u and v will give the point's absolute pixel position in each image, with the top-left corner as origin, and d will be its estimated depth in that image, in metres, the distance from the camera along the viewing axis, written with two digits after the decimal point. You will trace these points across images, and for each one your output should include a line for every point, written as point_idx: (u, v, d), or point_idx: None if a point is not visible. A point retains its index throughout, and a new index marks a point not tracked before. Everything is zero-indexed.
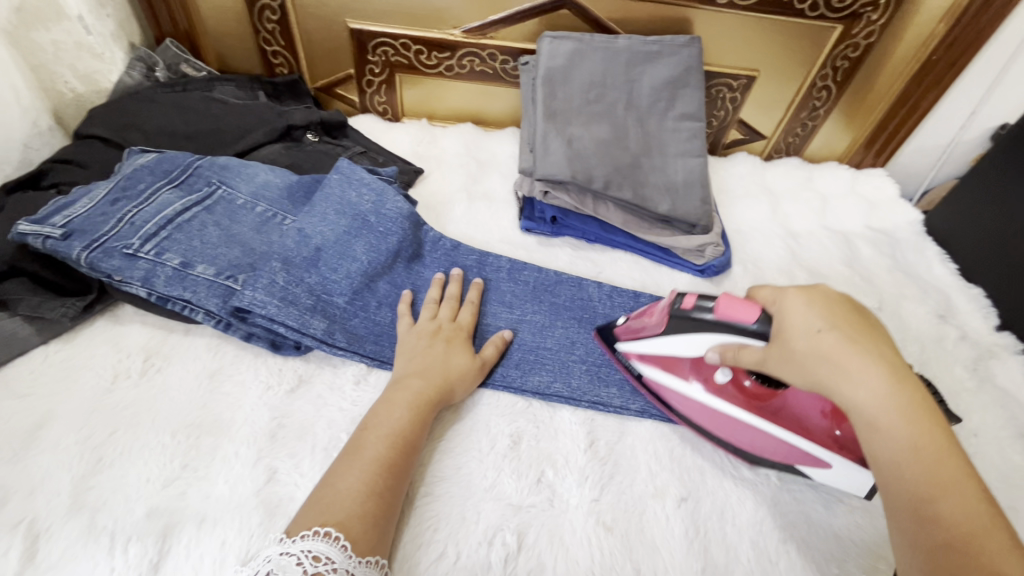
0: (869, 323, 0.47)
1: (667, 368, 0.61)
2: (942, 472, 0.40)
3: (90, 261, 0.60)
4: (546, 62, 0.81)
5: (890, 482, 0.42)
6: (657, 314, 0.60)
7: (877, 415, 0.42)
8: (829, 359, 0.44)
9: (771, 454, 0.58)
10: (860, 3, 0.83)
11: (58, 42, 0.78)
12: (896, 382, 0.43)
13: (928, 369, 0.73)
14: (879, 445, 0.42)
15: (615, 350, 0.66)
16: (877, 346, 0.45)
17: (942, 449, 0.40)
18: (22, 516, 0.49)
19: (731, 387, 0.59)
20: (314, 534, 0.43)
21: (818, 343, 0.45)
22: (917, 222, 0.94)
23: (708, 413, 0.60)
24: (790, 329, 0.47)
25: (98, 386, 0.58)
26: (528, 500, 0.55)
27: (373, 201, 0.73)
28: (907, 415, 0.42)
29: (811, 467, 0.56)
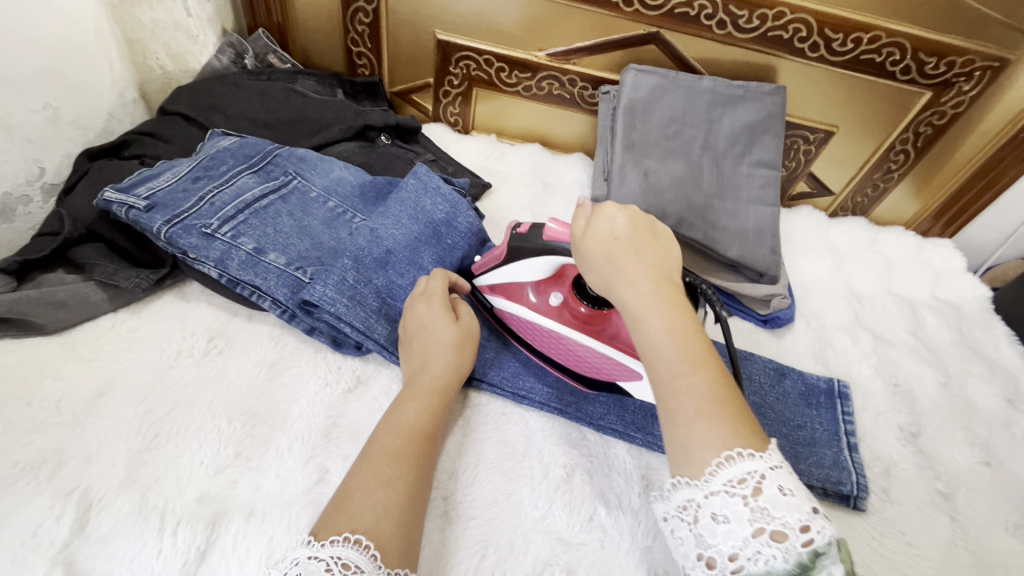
0: (652, 233, 0.49)
1: (512, 297, 0.65)
2: (692, 351, 0.41)
3: (170, 235, 0.61)
4: (629, 94, 0.81)
5: (651, 368, 0.42)
6: (501, 244, 0.63)
7: (641, 306, 0.44)
8: (612, 257, 0.46)
9: (601, 373, 0.60)
10: (954, 72, 0.82)
11: (157, 20, 0.82)
12: (662, 281, 0.45)
13: (996, 455, 0.69)
14: (644, 334, 0.43)
15: (472, 288, 0.70)
16: (653, 252, 0.47)
17: (696, 334, 0.42)
18: (76, 483, 0.48)
19: (566, 311, 0.63)
20: (344, 540, 0.40)
21: (611, 246, 0.47)
22: (984, 298, 0.91)
23: (545, 335, 0.63)
24: (591, 232, 0.48)
25: (161, 361, 0.58)
26: (579, 537, 0.53)
27: (446, 211, 0.72)
28: (670, 306, 0.43)
29: (628, 380, 0.58)
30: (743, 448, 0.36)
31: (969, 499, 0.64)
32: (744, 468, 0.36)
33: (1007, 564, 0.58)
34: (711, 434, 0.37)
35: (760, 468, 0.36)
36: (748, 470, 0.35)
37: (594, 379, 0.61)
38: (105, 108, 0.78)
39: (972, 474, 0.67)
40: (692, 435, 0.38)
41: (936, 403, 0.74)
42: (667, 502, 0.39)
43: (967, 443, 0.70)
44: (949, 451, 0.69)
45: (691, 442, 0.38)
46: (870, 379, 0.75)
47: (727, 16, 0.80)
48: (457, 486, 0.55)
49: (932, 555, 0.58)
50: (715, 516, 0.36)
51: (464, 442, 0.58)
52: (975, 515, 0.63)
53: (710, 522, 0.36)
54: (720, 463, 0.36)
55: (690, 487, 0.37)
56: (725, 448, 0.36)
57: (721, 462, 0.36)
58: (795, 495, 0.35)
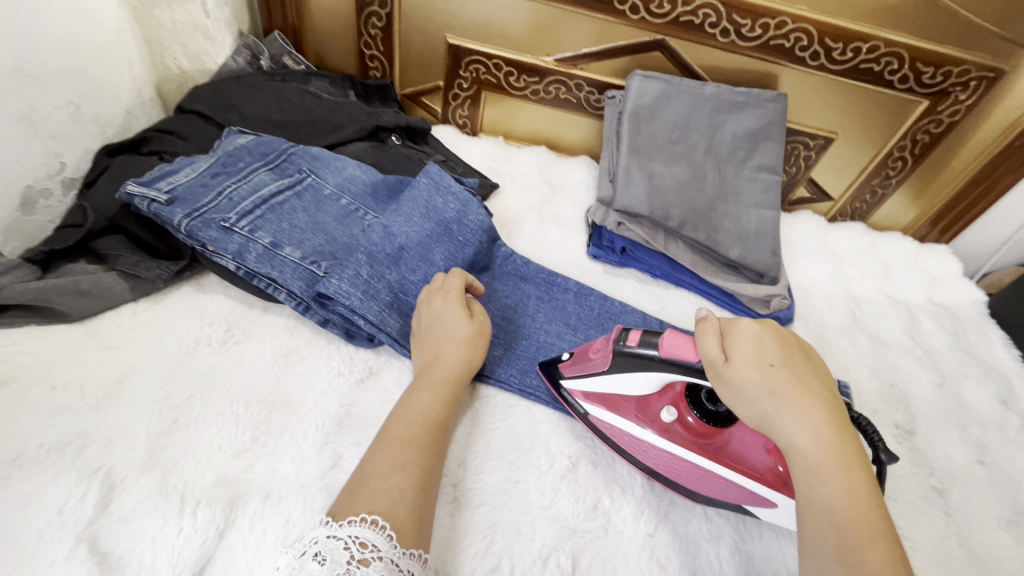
0: (807, 362, 0.47)
1: (613, 408, 0.58)
2: (868, 517, 0.40)
3: (190, 228, 0.63)
4: (634, 99, 0.83)
5: (821, 527, 0.41)
6: (600, 352, 0.56)
7: (817, 459, 0.42)
8: (776, 393, 0.43)
9: (726, 496, 0.55)
10: (950, 82, 0.84)
11: (177, 21, 0.84)
12: (837, 428, 0.43)
13: (989, 454, 0.71)
14: (816, 489, 0.41)
15: (559, 388, 0.62)
16: (821, 388, 0.45)
17: (871, 498, 0.41)
18: (100, 464, 0.50)
19: (679, 427, 0.56)
20: (360, 521, 0.42)
21: (773, 378, 0.44)
22: (979, 303, 0.93)
23: (657, 455, 0.56)
24: (743, 360, 0.45)
25: (180, 349, 0.60)
26: (583, 524, 0.55)
27: (456, 210, 0.75)
28: (846, 463, 0.41)
29: (756, 506, 0.54)
30: None
31: (962, 495, 0.66)
32: None
33: (998, 557, 0.60)
34: None
35: None
36: None
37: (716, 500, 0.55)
38: (124, 105, 0.81)
39: (966, 472, 0.68)
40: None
41: (931, 403, 0.76)
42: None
43: (961, 441, 0.72)
44: (944, 449, 0.71)
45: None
46: (867, 379, 0.77)
47: (731, 24, 0.82)
48: (466, 474, 0.56)
49: (926, 548, 0.59)
50: None
51: (472, 432, 0.60)
52: (968, 511, 0.64)
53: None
54: None
55: None
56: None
57: None
58: None
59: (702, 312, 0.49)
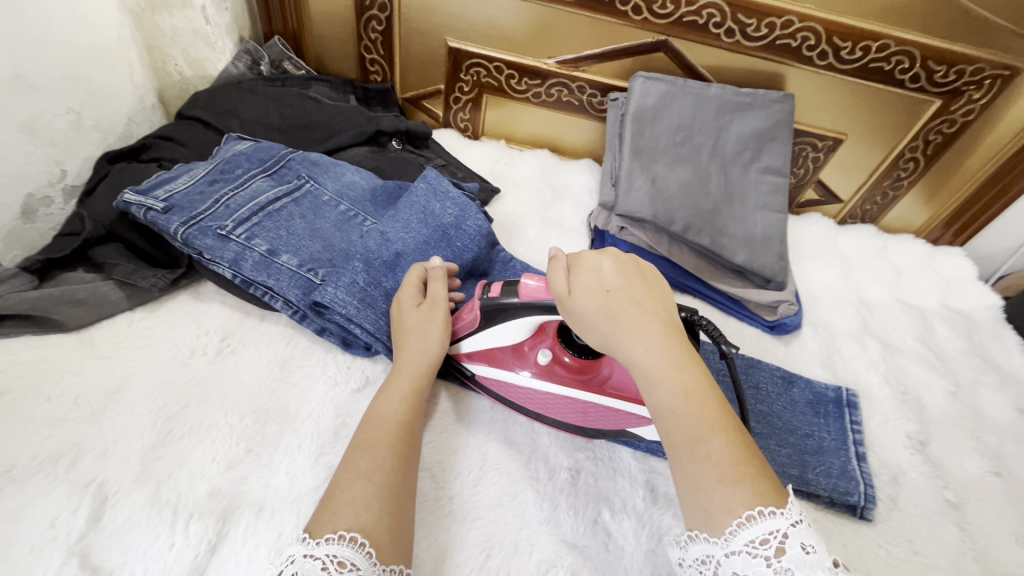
0: (640, 277, 0.49)
1: (495, 362, 0.61)
2: (709, 412, 0.42)
3: (186, 236, 0.62)
4: (638, 101, 0.82)
5: (667, 432, 0.43)
6: (472, 311, 0.59)
7: (652, 367, 0.44)
8: (612, 314, 0.46)
9: (608, 423, 0.59)
10: (964, 80, 0.82)
11: (177, 27, 0.84)
12: (669, 335, 0.45)
13: (1007, 465, 0.68)
14: (656, 396, 0.44)
15: (448, 354, 0.64)
16: (652, 301, 0.47)
17: (709, 392, 0.43)
18: (93, 477, 0.49)
19: (557, 366, 0.59)
20: (338, 538, 0.41)
21: (606, 301, 0.47)
22: (996, 307, 0.90)
23: (542, 399, 0.60)
24: (579, 288, 0.48)
25: (175, 359, 0.59)
26: (583, 539, 0.53)
27: (455, 215, 0.74)
28: (679, 365, 0.44)
29: (640, 426, 0.57)
30: (765, 507, 0.38)
31: (978, 509, 0.63)
32: (766, 528, 0.37)
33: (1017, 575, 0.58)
34: (735, 500, 0.39)
35: (782, 525, 0.37)
36: (770, 530, 0.37)
37: (604, 429, 0.59)
38: (125, 112, 0.81)
39: (982, 485, 0.66)
40: (715, 499, 0.39)
41: (944, 412, 0.73)
42: (685, 554, 0.42)
43: (976, 452, 0.69)
44: (959, 460, 0.68)
45: (714, 505, 0.39)
46: (878, 387, 0.75)
47: (736, 24, 0.80)
48: (463, 486, 0.55)
49: (940, 565, 0.57)
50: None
51: (469, 443, 0.59)
52: (984, 526, 0.62)
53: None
54: (743, 524, 0.38)
55: (710, 542, 0.39)
56: (747, 507, 0.38)
57: (745, 523, 0.38)
58: (816, 551, 0.37)
59: (552, 252, 0.52)
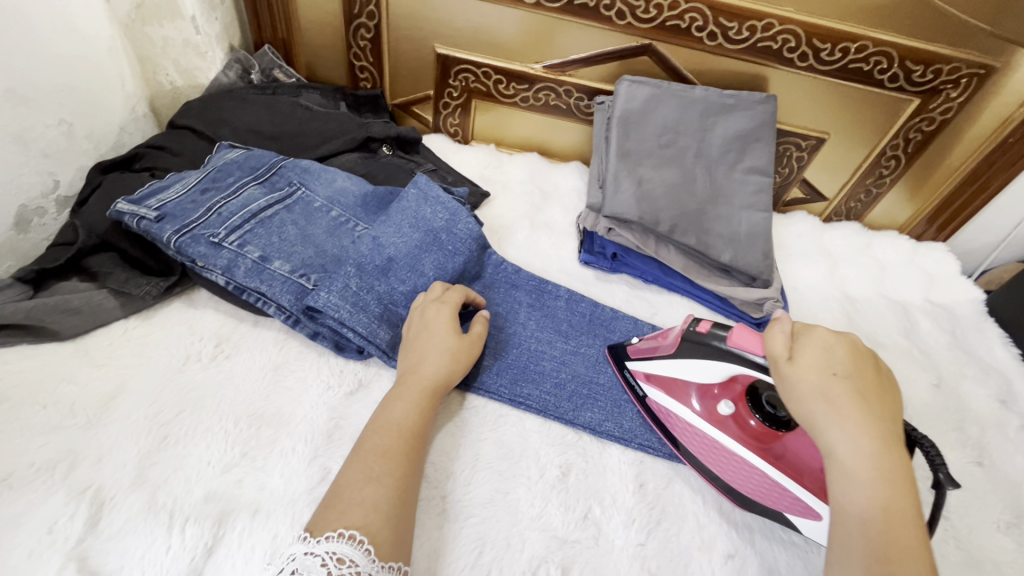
0: (878, 379, 0.46)
1: (673, 393, 0.62)
2: (905, 535, 0.40)
3: (179, 245, 0.63)
4: (623, 104, 0.83)
5: (851, 533, 0.41)
6: (671, 336, 0.62)
7: (859, 468, 0.42)
8: (830, 401, 0.44)
9: (756, 493, 0.56)
10: (941, 80, 0.84)
11: (168, 37, 0.85)
12: (890, 446, 0.42)
13: (988, 455, 0.70)
14: (850, 496, 0.42)
15: (624, 369, 0.67)
16: (882, 406, 0.44)
17: (911, 517, 0.41)
18: (89, 483, 0.50)
19: (733, 422, 0.59)
20: (337, 536, 0.43)
21: (828, 385, 0.44)
22: (978, 301, 0.92)
23: (705, 444, 0.60)
24: (800, 362, 0.46)
25: (169, 365, 0.60)
26: (573, 534, 0.54)
27: (445, 219, 0.75)
28: (889, 478, 0.41)
29: (798, 514, 0.54)
30: None
31: (960, 498, 0.65)
32: None
33: (997, 561, 0.59)
34: None
35: None
36: None
37: (749, 497, 0.57)
38: (117, 122, 0.81)
39: (965, 475, 0.68)
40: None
41: (928, 405, 0.75)
42: None
43: (958, 443, 0.71)
44: (941, 451, 0.70)
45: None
46: None
47: (718, 28, 0.82)
48: (455, 485, 0.56)
49: None
50: None
51: (461, 443, 0.60)
52: (966, 514, 0.63)
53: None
54: None
55: None
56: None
57: None
58: None
59: (778, 313, 0.51)
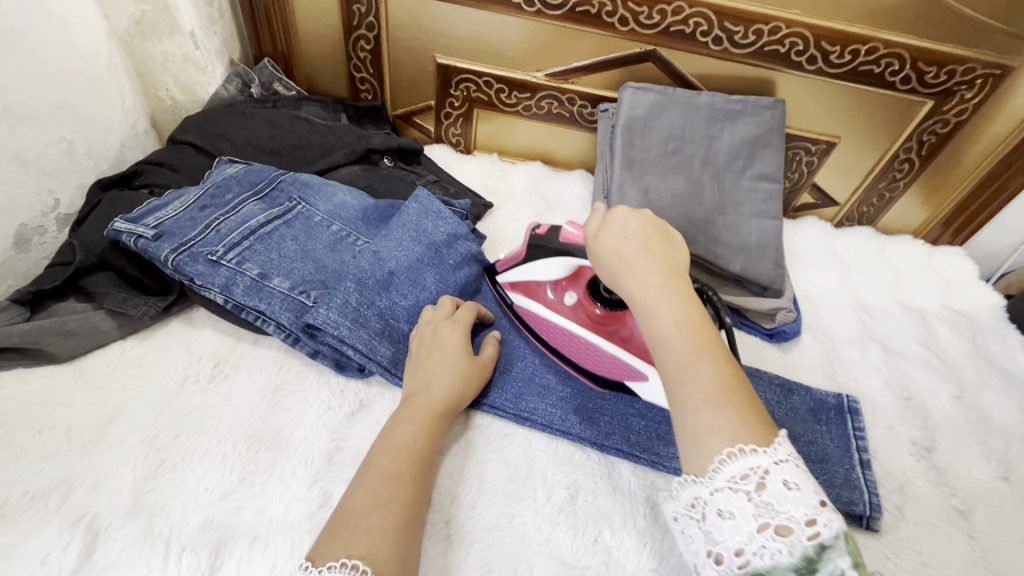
0: (664, 234, 0.52)
1: (531, 295, 0.69)
2: (701, 344, 0.43)
3: (176, 263, 0.62)
4: (627, 112, 0.81)
5: (662, 359, 0.44)
6: (521, 245, 0.69)
7: (653, 298, 0.46)
8: (623, 258, 0.49)
9: (605, 371, 0.64)
10: (955, 81, 0.81)
11: (167, 53, 0.85)
12: (673, 278, 0.47)
13: (1015, 470, 0.67)
14: (653, 326, 0.45)
15: (496, 283, 0.73)
16: (664, 249, 0.50)
17: (704, 329, 0.44)
18: (84, 511, 0.49)
19: (580, 310, 0.66)
20: (340, 566, 0.40)
21: (620, 244, 0.50)
22: (998, 307, 0.89)
23: (559, 335, 0.67)
24: (600, 235, 0.52)
25: (167, 387, 0.59)
26: (583, 560, 0.52)
27: (447, 232, 0.73)
28: (677, 298, 0.46)
29: (633, 380, 0.62)
30: (749, 440, 0.38)
31: (988, 516, 0.62)
32: (748, 464, 0.37)
33: None
34: (718, 424, 0.39)
35: (764, 462, 0.37)
36: (752, 466, 0.37)
37: (600, 375, 0.65)
38: (117, 138, 0.81)
39: (990, 490, 0.65)
40: (701, 421, 0.40)
41: (949, 417, 0.72)
42: (676, 506, 0.41)
43: (983, 458, 0.68)
44: (965, 466, 0.67)
45: (699, 429, 0.40)
46: (881, 393, 0.74)
47: (723, 32, 0.80)
48: (460, 509, 0.55)
49: None
50: (722, 512, 0.37)
51: (466, 464, 0.58)
52: (994, 534, 0.61)
53: (717, 518, 0.37)
54: (723, 454, 0.38)
55: (697, 484, 0.39)
56: (731, 439, 0.38)
57: (723, 453, 0.38)
58: (801, 487, 0.36)
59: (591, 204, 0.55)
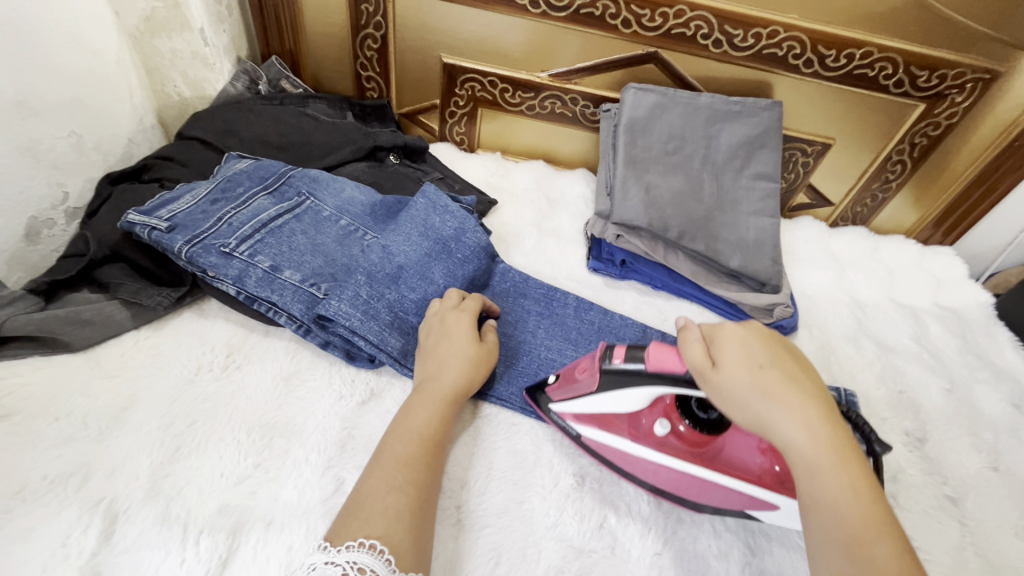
0: (794, 357, 0.46)
1: (607, 427, 0.58)
2: (874, 515, 0.38)
3: (190, 255, 0.63)
4: (629, 112, 0.83)
5: (831, 531, 0.38)
6: (586, 371, 0.56)
7: (818, 458, 0.40)
8: (768, 400, 0.42)
9: (723, 504, 0.55)
10: (946, 85, 0.84)
11: (176, 49, 0.86)
12: (832, 424, 0.41)
13: (1003, 460, 0.69)
14: (819, 491, 0.39)
15: (548, 412, 0.61)
16: (808, 382, 0.44)
17: (874, 492, 0.39)
18: (102, 495, 0.50)
19: (674, 439, 0.56)
20: (358, 545, 0.42)
21: (760, 377, 0.43)
22: (987, 305, 0.92)
23: (655, 473, 0.56)
24: (729, 362, 0.44)
25: (181, 376, 0.60)
26: (590, 544, 0.54)
27: (454, 227, 0.75)
28: (843, 456, 0.40)
29: (760, 510, 0.53)
30: None
31: (978, 504, 0.64)
32: None
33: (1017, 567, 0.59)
34: None
35: None
36: None
37: (713, 507, 0.55)
38: (125, 133, 0.81)
39: (980, 479, 0.67)
40: None
41: (941, 410, 0.75)
42: None
43: (974, 448, 0.70)
44: (956, 456, 0.69)
45: None
46: (875, 387, 0.76)
47: (723, 35, 0.83)
48: (469, 495, 0.56)
49: (942, 560, 0.58)
50: None
51: (474, 452, 0.60)
52: (984, 520, 0.63)
53: None
54: None
55: None
56: None
57: None
58: None
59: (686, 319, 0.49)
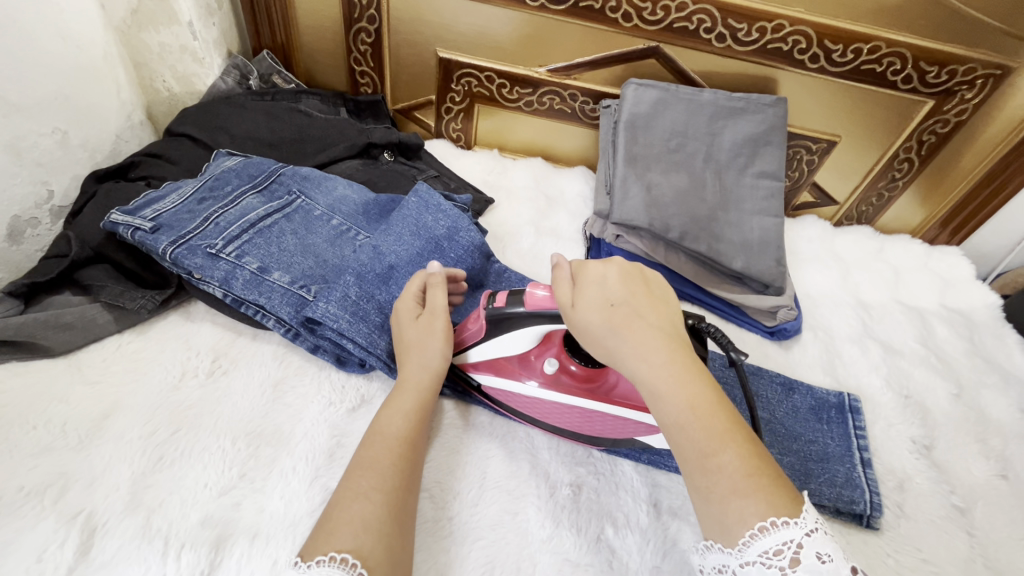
0: (648, 291, 0.48)
1: (500, 372, 0.61)
2: (717, 425, 0.41)
3: (175, 256, 0.61)
4: (630, 108, 0.81)
5: (677, 445, 0.42)
6: (476, 320, 0.59)
7: (658, 381, 0.43)
8: (615, 334, 0.45)
9: (615, 433, 0.59)
10: (956, 81, 0.82)
11: (165, 43, 0.84)
12: (675, 351, 0.44)
13: (1013, 468, 0.68)
14: (663, 411, 0.43)
15: (454, 365, 0.63)
16: (657, 315, 0.47)
17: (716, 405, 0.42)
18: (81, 507, 0.48)
19: (564, 375, 0.59)
20: (330, 560, 0.39)
21: (609, 314, 0.46)
22: (995, 306, 0.90)
23: (548, 410, 0.60)
24: (583, 301, 0.47)
25: (165, 382, 0.58)
26: (586, 558, 0.52)
27: (448, 226, 0.73)
28: (684, 378, 0.43)
29: (647, 434, 0.57)
30: (778, 517, 0.37)
31: (987, 513, 0.62)
32: (782, 539, 0.36)
33: None
34: (748, 511, 0.38)
35: (796, 536, 0.36)
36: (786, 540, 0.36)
37: (607, 437, 0.59)
38: (112, 130, 0.79)
39: (989, 488, 0.65)
40: (729, 509, 0.38)
41: (948, 415, 0.73)
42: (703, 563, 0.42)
43: (982, 456, 0.68)
44: (964, 463, 0.68)
45: (727, 516, 0.38)
46: (881, 391, 0.74)
47: (726, 29, 0.80)
48: (461, 506, 0.54)
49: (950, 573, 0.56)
50: None
51: (466, 461, 0.58)
52: (993, 531, 0.61)
53: None
54: (753, 536, 0.37)
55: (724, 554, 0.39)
56: (760, 518, 0.37)
57: (754, 536, 0.37)
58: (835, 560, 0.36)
59: (555, 260, 0.51)
